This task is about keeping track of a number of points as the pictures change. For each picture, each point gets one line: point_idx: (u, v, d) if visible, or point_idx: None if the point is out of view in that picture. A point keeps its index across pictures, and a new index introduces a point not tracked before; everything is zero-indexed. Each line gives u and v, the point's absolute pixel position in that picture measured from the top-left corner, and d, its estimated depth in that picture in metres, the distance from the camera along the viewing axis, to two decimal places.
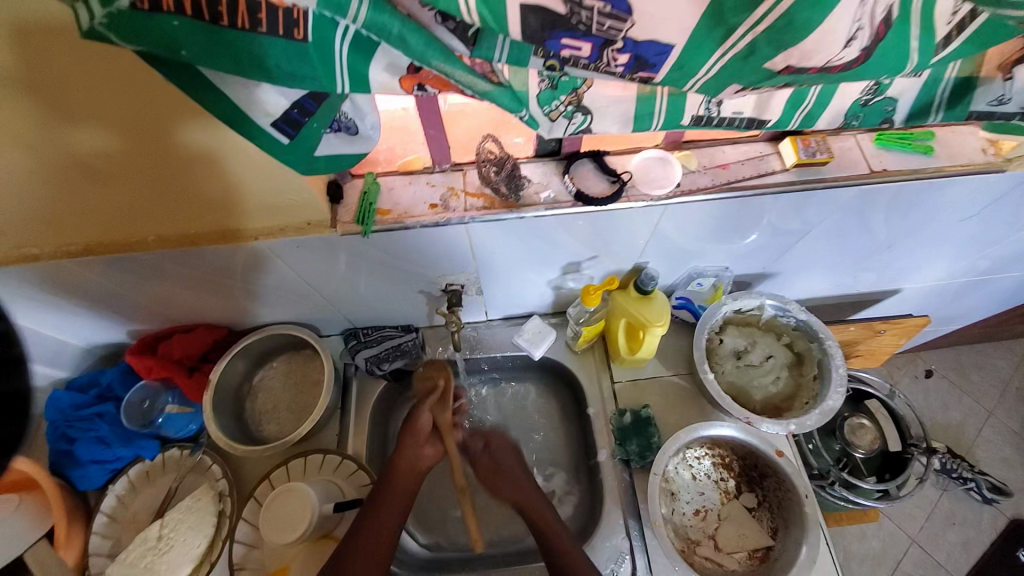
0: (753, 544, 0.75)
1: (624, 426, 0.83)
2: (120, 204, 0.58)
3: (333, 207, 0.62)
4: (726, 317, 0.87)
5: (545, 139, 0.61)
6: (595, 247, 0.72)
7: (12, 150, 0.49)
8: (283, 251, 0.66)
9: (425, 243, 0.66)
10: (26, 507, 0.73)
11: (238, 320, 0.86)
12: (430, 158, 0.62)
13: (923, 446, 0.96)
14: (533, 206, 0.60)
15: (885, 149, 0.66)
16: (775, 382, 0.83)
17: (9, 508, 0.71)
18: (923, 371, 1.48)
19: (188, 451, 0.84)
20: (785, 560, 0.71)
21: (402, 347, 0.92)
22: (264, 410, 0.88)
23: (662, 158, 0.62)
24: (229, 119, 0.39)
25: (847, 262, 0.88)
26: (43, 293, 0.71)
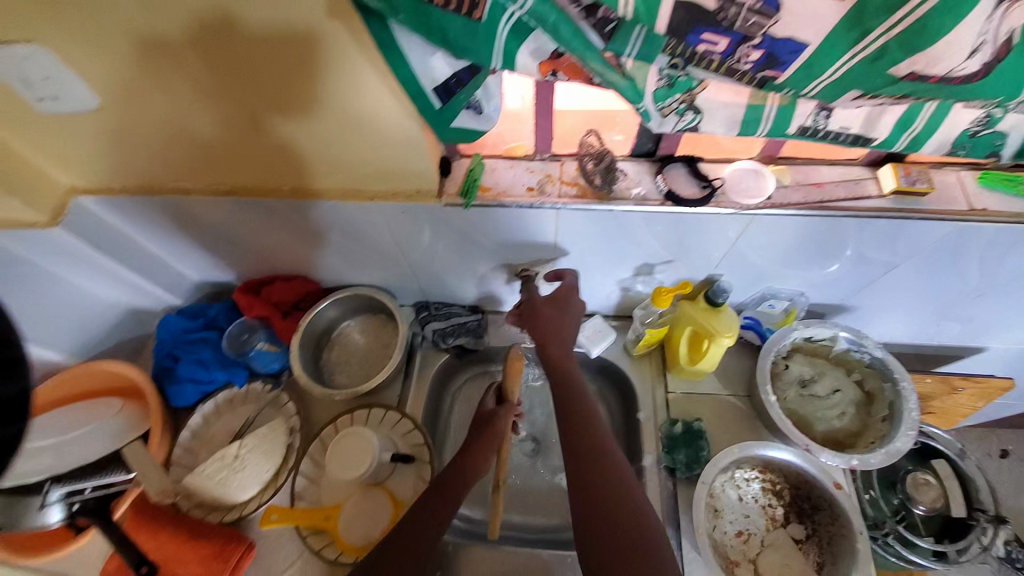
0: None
1: (674, 435, 0.84)
2: (264, 152, 0.67)
3: (441, 180, 0.69)
4: (795, 344, 0.86)
5: (644, 140, 0.66)
6: (673, 251, 0.75)
7: (192, 94, 0.59)
8: (388, 215, 0.73)
9: (515, 223, 0.71)
10: (125, 413, 0.86)
11: (330, 278, 0.95)
12: (533, 146, 0.68)
13: (991, 513, 0.88)
14: (624, 200, 0.64)
15: (987, 189, 0.65)
16: (840, 417, 0.81)
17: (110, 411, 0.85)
18: (998, 450, 1.36)
19: (269, 386, 0.93)
20: None
21: (468, 326, 0.98)
22: (338, 362, 0.97)
23: (755, 170, 0.65)
24: (407, 77, 0.48)
25: (931, 307, 0.84)
26: (182, 225, 0.82)
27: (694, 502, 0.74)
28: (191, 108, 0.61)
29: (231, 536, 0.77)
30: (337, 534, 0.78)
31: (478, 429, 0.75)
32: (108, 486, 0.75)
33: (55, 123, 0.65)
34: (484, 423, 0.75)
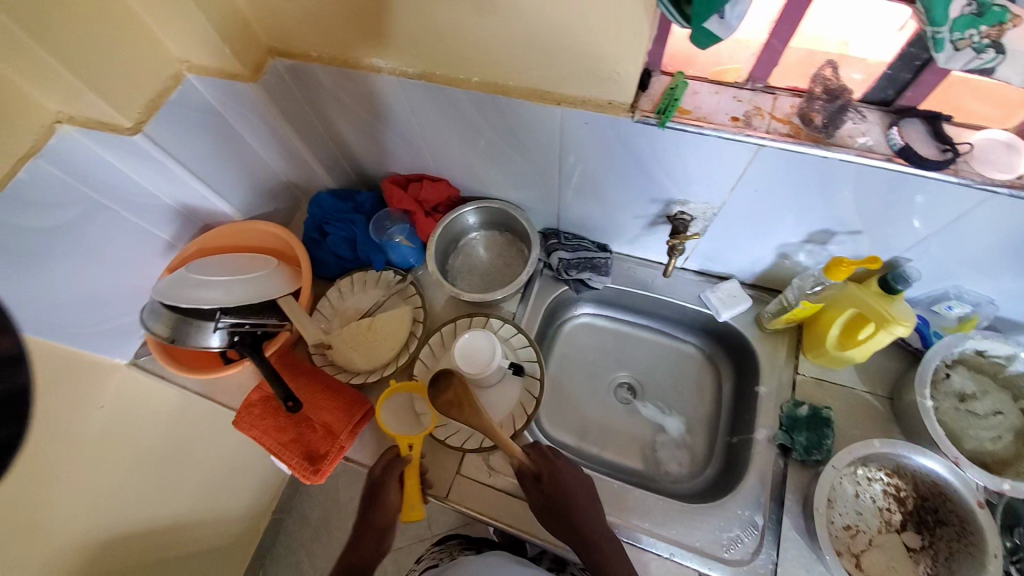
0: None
1: (797, 417, 0.79)
2: (467, 34, 0.65)
3: (637, 95, 0.65)
4: (961, 355, 0.78)
5: (883, 87, 0.58)
6: (865, 220, 0.68)
7: None
8: (570, 124, 0.71)
9: (698, 156, 0.67)
10: (281, 271, 0.90)
11: (471, 186, 0.97)
12: (748, 72, 0.62)
13: None
14: (843, 147, 0.58)
15: None
16: (994, 440, 0.74)
17: (270, 265, 0.89)
18: None
19: (399, 278, 0.98)
20: None
21: (594, 261, 0.96)
22: (462, 270, 1.00)
23: (1009, 142, 0.56)
24: None
25: None
26: (357, 105, 0.85)
27: (820, 484, 0.72)
28: None
29: (357, 396, 0.86)
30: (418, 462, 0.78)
31: (371, 504, 0.76)
32: (263, 329, 0.85)
33: None
34: (374, 497, 0.76)
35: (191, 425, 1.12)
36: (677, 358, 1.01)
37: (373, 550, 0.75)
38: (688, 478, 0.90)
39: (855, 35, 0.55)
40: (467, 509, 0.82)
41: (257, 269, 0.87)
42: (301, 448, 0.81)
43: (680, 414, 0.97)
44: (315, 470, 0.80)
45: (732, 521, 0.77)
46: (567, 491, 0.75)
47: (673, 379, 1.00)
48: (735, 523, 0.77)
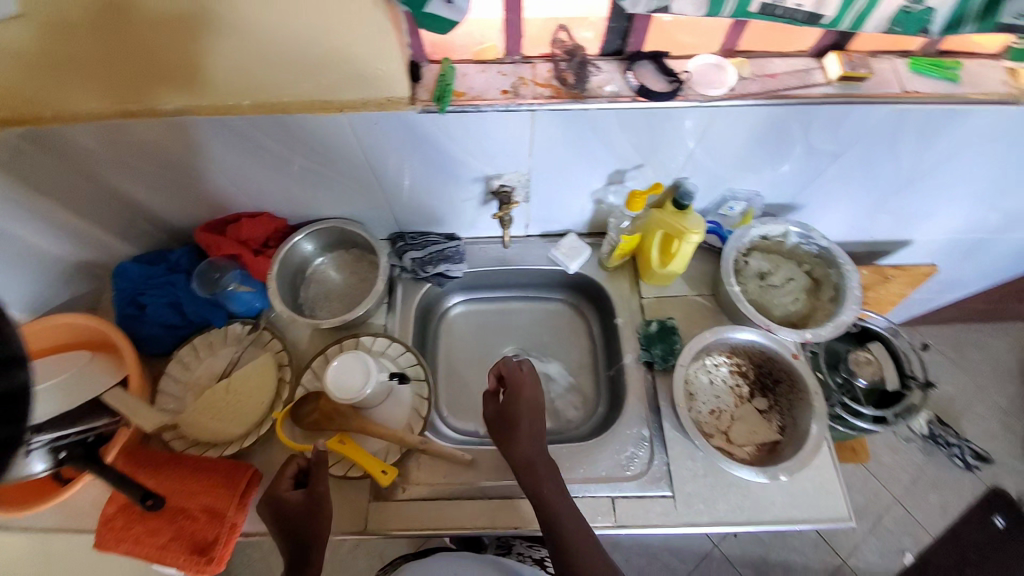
0: (765, 442, 0.83)
1: (649, 334, 0.91)
2: (221, 59, 0.62)
3: (413, 87, 0.67)
4: (753, 242, 0.94)
5: (613, 37, 0.67)
6: (643, 153, 0.78)
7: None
8: (362, 129, 0.71)
9: (489, 132, 0.71)
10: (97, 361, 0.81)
11: (298, 212, 0.92)
12: (503, 48, 0.68)
13: (920, 381, 1.05)
14: (597, 98, 0.66)
15: (917, 74, 0.71)
16: (793, 301, 0.90)
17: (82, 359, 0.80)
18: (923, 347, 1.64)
19: (249, 327, 0.91)
20: (795, 448, 0.80)
21: (445, 253, 0.98)
22: (317, 298, 0.96)
23: (718, 64, 0.67)
24: None
25: (870, 197, 0.93)
26: (130, 161, 0.76)
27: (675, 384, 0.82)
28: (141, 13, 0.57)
29: (234, 464, 0.78)
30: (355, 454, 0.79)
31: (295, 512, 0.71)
32: (93, 433, 0.74)
33: None
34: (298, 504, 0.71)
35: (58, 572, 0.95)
36: (551, 316, 1.08)
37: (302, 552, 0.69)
38: (587, 419, 0.98)
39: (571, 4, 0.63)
40: (387, 531, 0.80)
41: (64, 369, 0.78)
42: (185, 543, 0.72)
43: (567, 366, 1.04)
44: (209, 560, 0.72)
45: (626, 441, 0.85)
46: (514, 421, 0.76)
47: (553, 337, 1.07)
48: (628, 443, 0.85)
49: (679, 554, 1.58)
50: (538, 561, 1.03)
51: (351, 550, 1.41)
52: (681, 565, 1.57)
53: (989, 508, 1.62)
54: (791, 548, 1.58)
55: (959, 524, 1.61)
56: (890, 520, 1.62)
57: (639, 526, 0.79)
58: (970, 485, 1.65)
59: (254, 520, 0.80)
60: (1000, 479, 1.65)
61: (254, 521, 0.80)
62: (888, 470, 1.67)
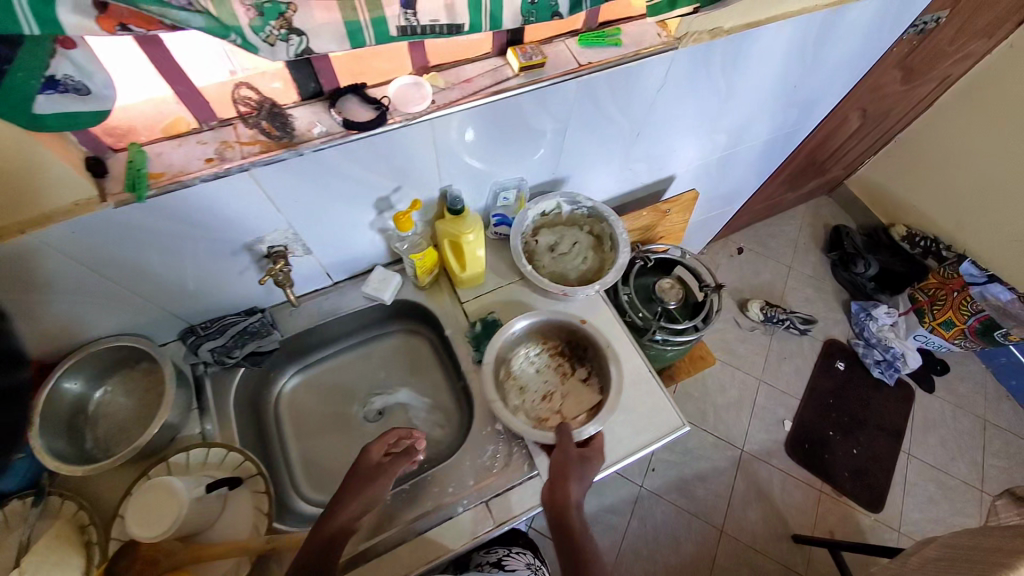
0: (594, 397, 0.89)
1: (477, 335, 0.95)
2: None
3: (99, 181, 0.62)
4: (536, 222, 1.03)
5: (304, 81, 0.68)
6: (394, 176, 0.81)
7: None
8: (60, 243, 0.63)
9: (218, 202, 0.69)
10: None
11: (46, 349, 0.79)
12: (194, 117, 0.66)
13: (713, 286, 1.23)
14: (309, 142, 0.67)
15: (586, 48, 0.84)
16: (584, 261, 1.01)
17: None
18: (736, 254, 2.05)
19: (31, 500, 0.74)
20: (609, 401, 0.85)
21: (249, 330, 0.91)
22: (110, 434, 0.82)
23: (415, 82, 0.73)
24: None
25: (617, 153, 1.08)
26: None
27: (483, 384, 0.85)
28: None
29: None
30: None
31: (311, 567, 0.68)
32: None
33: None
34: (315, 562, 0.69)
35: None
36: (392, 350, 1.07)
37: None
38: (455, 432, 0.98)
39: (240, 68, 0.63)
40: None
41: None
42: None
43: (424, 395, 1.03)
44: None
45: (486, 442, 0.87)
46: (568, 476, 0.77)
47: (403, 371, 1.06)
48: (487, 443, 0.87)
49: (617, 509, 1.67)
50: (493, 564, 1.00)
51: None
52: (623, 518, 1.66)
53: (823, 357, 1.98)
54: (703, 458, 1.76)
55: (810, 379, 1.93)
56: (764, 398, 1.88)
57: (518, 518, 0.81)
58: (807, 346, 2.00)
59: None
60: (823, 331, 2.02)
61: None
62: (750, 359, 1.96)
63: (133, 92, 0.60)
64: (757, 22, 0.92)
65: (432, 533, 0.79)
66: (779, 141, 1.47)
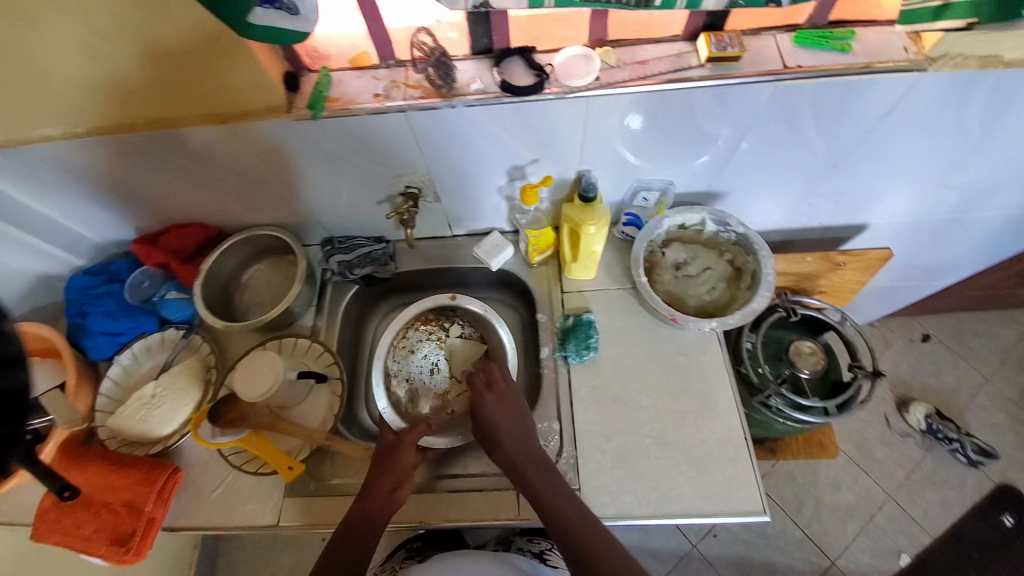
0: (426, 395, 0.99)
1: (566, 328, 0.90)
2: (113, 87, 0.68)
3: (289, 95, 0.71)
4: (671, 233, 0.92)
5: (478, 36, 0.68)
6: (535, 147, 0.78)
7: (29, 34, 0.59)
8: (251, 137, 0.75)
9: (373, 135, 0.74)
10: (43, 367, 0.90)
11: (227, 221, 0.97)
12: (377, 54, 0.70)
13: (868, 370, 1.00)
14: (463, 96, 0.68)
15: (804, 47, 0.69)
16: (710, 291, 0.88)
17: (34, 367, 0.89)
18: (917, 336, 1.70)
19: (181, 332, 0.95)
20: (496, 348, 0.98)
21: (372, 255, 1.00)
22: (250, 303, 0.99)
23: (585, 54, 0.67)
24: None
25: (797, 180, 0.89)
26: (57, 179, 0.82)
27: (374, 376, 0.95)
28: (43, 58, 0.63)
29: (157, 463, 0.82)
30: (267, 450, 0.82)
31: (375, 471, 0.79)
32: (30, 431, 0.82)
33: None
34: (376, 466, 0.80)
35: (29, 554, 1.01)
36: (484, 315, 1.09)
37: (387, 500, 0.76)
38: None
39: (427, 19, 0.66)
40: (300, 526, 0.81)
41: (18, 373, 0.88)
42: (108, 533, 0.78)
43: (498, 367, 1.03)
44: (127, 550, 0.77)
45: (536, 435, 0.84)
46: (513, 452, 0.76)
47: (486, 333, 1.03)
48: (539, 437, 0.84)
49: (658, 557, 1.53)
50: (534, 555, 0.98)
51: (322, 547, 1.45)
52: (658, 566, 1.51)
53: (992, 504, 1.52)
54: (777, 548, 1.50)
55: (960, 522, 1.51)
56: (884, 517, 1.52)
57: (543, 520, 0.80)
58: (974, 482, 1.54)
59: (179, 514, 0.84)
60: (1006, 474, 1.53)
61: (178, 514, 0.83)
62: (884, 465, 1.58)
63: (337, 25, 0.67)
64: None
65: (465, 494, 0.84)
66: None
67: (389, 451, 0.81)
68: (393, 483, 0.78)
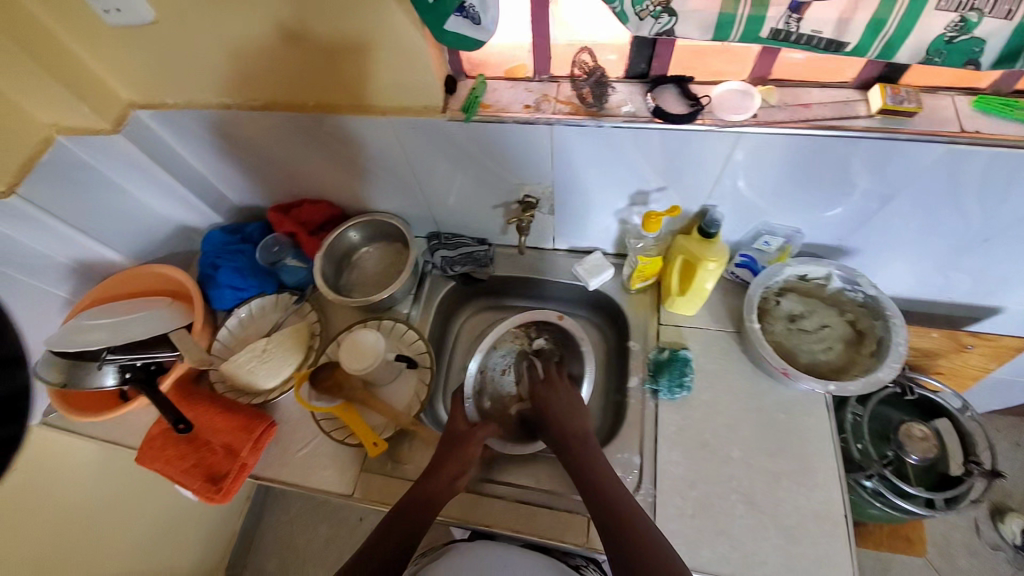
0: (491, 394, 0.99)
1: (660, 361, 0.88)
2: (296, 71, 0.75)
3: (446, 96, 0.76)
4: (789, 283, 0.88)
5: (637, 61, 0.69)
6: (667, 176, 0.78)
7: (245, 16, 0.68)
8: (399, 131, 0.80)
9: (513, 143, 0.77)
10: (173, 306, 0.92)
11: (350, 203, 1.04)
12: (533, 68, 0.73)
13: (986, 469, 0.89)
14: (613, 117, 0.69)
15: (982, 113, 0.64)
16: (826, 351, 0.83)
17: (162, 303, 0.91)
18: None
19: (294, 298, 1.03)
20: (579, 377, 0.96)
21: (475, 255, 1.03)
22: (357, 281, 1.06)
23: (745, 91, 0.67)
24: None
25: (940, 250, 0.82)
26: (223, 143, 0.92)
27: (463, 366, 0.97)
28: (249, 38, 0.71)
29: (257, 413, 0.88)
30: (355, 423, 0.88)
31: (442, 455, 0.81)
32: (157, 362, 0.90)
33: (120, 35, 0.74)
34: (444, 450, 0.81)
35: (121, 472, 1.11)
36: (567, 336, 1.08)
37: (447, 488, 0.77)
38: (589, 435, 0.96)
39: (593, 35, 0.70)
40: (375, 504, 0.83)
41: (148, 308, 0.89)
42: (203, 470, 0.84)
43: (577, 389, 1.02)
44: (217, 490, 0.82)
45: (615, 466, 0.81)
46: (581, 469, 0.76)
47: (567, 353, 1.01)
48: (618, 467, 0.82)
49: None
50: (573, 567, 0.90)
51: (359, 526, 1.49)
52: None
53: None
54: None
55: None
56: None
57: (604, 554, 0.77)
58: None
59: (264, 466, 0.89)
60: None
61: (263, 466, 0.89)
62: None
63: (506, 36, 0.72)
64: None
65: (533, 508, 0.83)
66: None
67: (459, 441, 0.83)
68: (457, 472, 0.79)
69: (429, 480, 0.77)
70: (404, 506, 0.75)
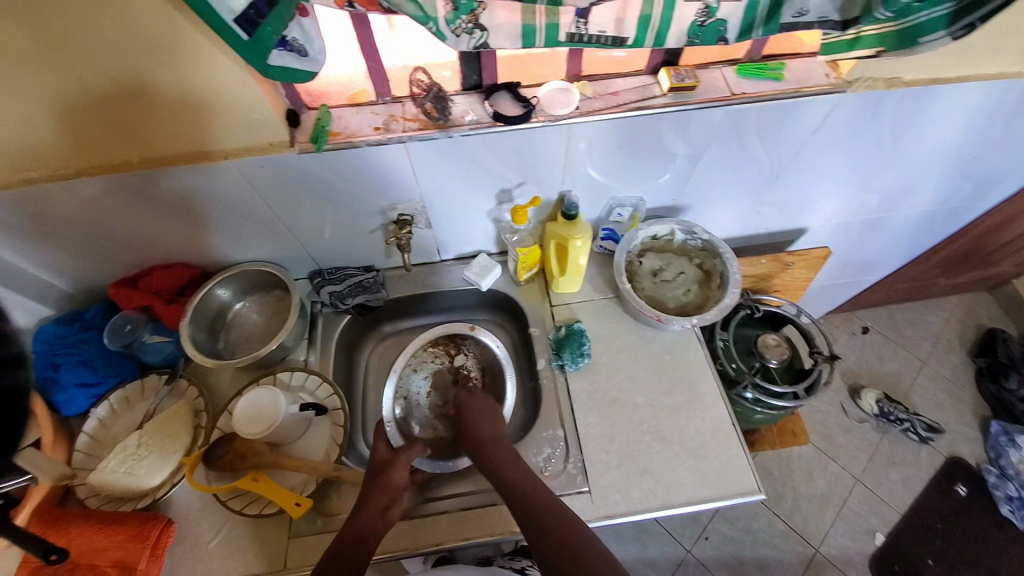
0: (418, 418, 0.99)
1: (559, 338, 0.95)
2: (111, 129, 0.69)
3: (290, 130, 0.75)
4: (646, 244, 1.02)
5: (468, 74, 0.76)
6: (522, 172, 0.85)
7: (32, 80, 0.60)
8: (249, 173, 0.77)
9: (370, 166, 0.78)
10: None
11: (213, 260, 0.96)
12: (373, 91, 0.76)
13: (825, 355, 1.12)
14: (460, 126, 0.74)
15: (743, 77, 0.81)
16: (685, 293, 0.98)
17: None
18: (858, 328, 1.91)
19: (165, 377, 0.92)
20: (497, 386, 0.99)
21: (363, 283, 1.01)
22: (238, 341, 0.98)
23: (565, 88, 0.77)
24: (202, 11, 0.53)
25: (747, 191, 1.02)
26: (34, 225, 0.79)
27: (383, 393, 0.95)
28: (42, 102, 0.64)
29: (148, 517, 0.77)
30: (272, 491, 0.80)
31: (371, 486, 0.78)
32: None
33: None
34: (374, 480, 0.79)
35: None
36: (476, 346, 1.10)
37: (380, 519, 0.74)
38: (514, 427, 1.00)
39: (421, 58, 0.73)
40: (310, 569, 0.78)
41: None
42: None
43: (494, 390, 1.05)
44: None
45: (543, 444, 0.86)
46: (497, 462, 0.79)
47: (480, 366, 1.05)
48: (545, 445, 0.87)
49: (656, 566, 1.54)
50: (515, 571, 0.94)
51: None
52: None
53: (945, 476, 1.66)
54: (766, 544, 1.55)
55: (921, 496, 1.63)
56: (855, 501, 1.62)
57: None
58: (926, 457, 1.69)
59: (172, 572, 0.78)
60: (951, 446, 1.70)
61: (170, 573, 0.77)
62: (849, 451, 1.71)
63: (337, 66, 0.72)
64: (941, 79, 0.84)
65: (479, 511, 0.84)
66: (941, 216, 1.29)
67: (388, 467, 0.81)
68: (388, 500, 0.77)
69: (358, 515, 0.74)
70: (336, 549, 0.71)
